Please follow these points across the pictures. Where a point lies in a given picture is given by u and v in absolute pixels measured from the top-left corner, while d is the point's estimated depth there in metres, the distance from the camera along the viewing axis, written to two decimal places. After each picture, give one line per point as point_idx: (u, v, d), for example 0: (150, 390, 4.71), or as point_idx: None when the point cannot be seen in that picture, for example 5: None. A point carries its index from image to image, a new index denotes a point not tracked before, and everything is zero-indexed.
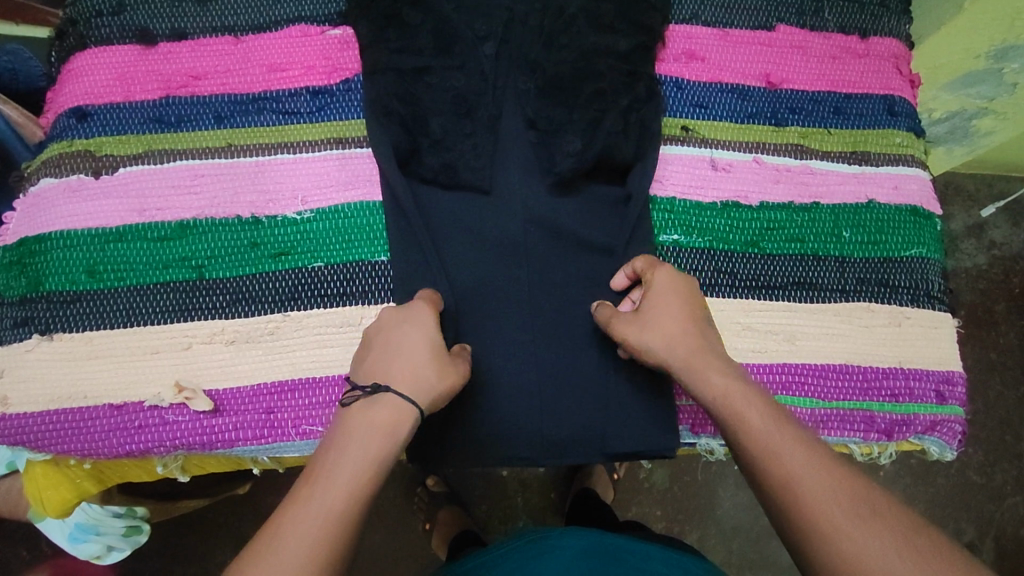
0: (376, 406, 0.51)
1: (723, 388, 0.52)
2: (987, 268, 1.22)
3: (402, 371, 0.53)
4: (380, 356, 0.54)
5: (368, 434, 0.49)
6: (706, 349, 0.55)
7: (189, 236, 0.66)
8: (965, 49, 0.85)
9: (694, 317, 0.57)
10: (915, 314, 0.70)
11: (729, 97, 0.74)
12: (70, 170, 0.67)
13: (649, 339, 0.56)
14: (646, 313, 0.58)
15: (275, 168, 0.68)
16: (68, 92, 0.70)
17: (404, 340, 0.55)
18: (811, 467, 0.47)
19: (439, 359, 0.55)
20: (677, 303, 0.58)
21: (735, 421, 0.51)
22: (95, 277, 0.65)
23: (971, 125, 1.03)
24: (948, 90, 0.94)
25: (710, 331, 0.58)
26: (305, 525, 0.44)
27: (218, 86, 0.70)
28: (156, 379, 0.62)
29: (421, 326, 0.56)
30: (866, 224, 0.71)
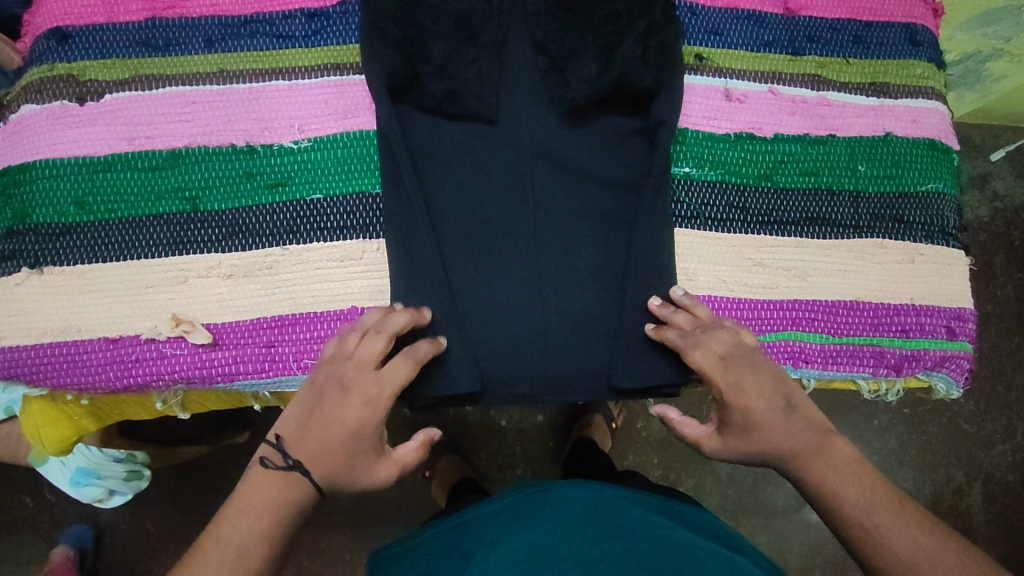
0: (278, 477, 0.53)
1: (816, 467, 0.56)
2: (989, 220, 1.20)
3: (316, 448, 0.54)
4: (312, 439, 0.54)
5: (272, 496, 0.52)
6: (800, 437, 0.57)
7: (182, 165, 0.63)
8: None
9: (773, 421, 0.57)
10: (929, 250, 0.68)
11: (746, 24, 0.70)
12: (52, 95, 0.63)
13: (746, 458, 0.59)
14: (732, 433, 0.59)
15: (270, 94, 0.65)
16: (45, 12, 0.65)
17: (337, 438, 0.54)
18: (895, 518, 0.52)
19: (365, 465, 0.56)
20: (755, 413, 0.58)
21: (829, 490, 0.55)
22: (84, 209, 0.62)
23: (985, 68, 0.99)
24: (965, 28, 0.90)
25: (791, 418, 0.58)
26: (217, 560, 0.49)
27: (208, 7, 0.66)
28: (152, 312, 0.60)
29: (360, 428, 0.55)
30: (883, 158, 0.69)
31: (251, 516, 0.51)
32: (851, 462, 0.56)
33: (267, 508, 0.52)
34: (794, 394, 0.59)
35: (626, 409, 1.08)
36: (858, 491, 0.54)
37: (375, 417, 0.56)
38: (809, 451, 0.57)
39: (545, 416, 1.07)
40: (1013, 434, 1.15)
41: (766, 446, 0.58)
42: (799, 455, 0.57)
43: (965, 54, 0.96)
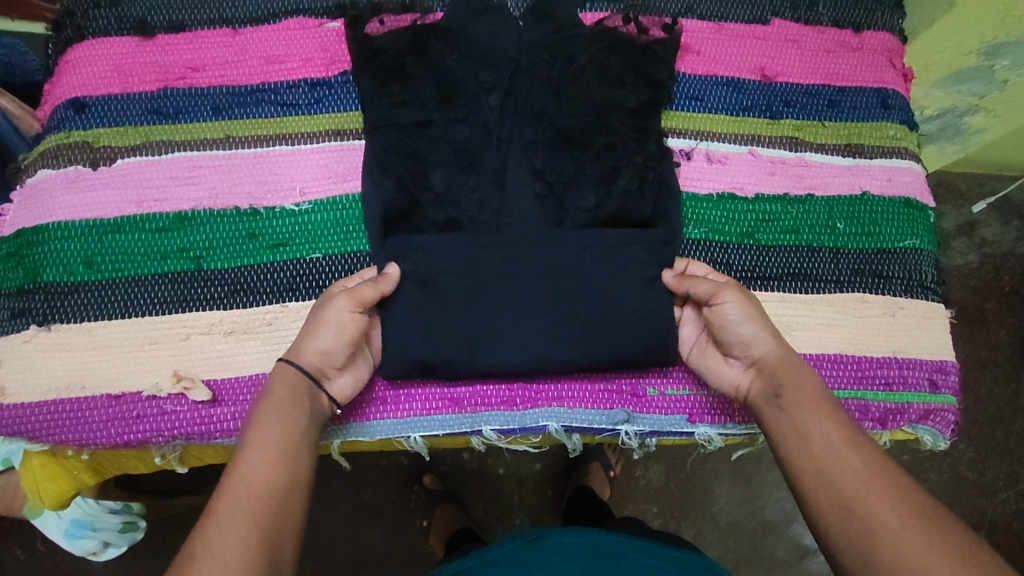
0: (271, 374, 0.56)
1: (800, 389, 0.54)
2: (979, 266, 1.23)
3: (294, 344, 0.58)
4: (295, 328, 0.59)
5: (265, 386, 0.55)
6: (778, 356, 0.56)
7: (187, 227, 0.66)
8: (957, 45, 0.87)
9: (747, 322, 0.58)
10: (909, 304, 0.70)
11: (726, 90, 0.74)
12: (67, 161, 0.67)
13: (744, 324, 0.58)
14: (747, 297, 0.59)
15: (274, 159, 0.68)
16: (64, 83, 0.70)
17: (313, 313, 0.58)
18: (867, 472, 0.48)
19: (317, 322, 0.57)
20: (756, 303, 0.61)
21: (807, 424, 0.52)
22: (92, 269, 0.64)
23: (963, 122, 1.03)
24: (940, 86, 0.94)
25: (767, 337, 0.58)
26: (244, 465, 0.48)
27: (216, 77, 0.70)
28: (155, 369, 0.62)
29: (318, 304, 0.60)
30: (861, 216, 0.72)
31: (241, 507, 0.46)
32: (822, 395, 0.53)
33: (259, 492, 0.47)
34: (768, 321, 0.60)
35: (623, 456, 1.08)
36: (827, 431, 0.51)
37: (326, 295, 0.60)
38: (791, 357, 0.56)
39: (543, 464, 1.06)
40: (1015, 481, 1.15)
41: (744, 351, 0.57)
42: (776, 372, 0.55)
43: (942, 109, 1.00)
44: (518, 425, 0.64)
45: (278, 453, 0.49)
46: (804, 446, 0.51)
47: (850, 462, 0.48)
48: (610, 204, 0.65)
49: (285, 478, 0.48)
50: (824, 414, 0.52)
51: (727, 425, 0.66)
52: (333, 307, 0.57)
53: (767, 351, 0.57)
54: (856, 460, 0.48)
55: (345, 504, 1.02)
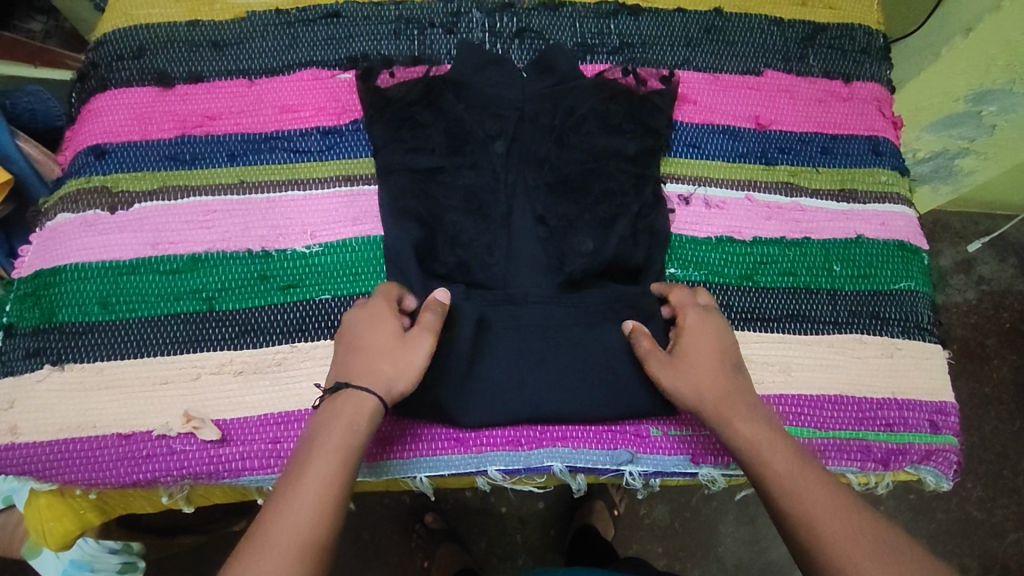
0: (343, 402, 0.54)
1: (749, 427, 0.56)
2: (978, 304, 1.24)
3: (370, 368, 0.55)
4: (371, 355, 0.56)
5: (344, 416, 0.53)
6: (725, 392, 0.58)
7: (200, 269, 0.68)
8: (945, 92, 0.90)
9: (701, 359, 0.60)
10: (906, 345, 0.72)
11: (722, 138, 0.77)
12: (86, 205, 0.69)
13: (675, 386, 0.59)
14: (673, 357, 0.60)
15: (286, 204, 0.71)
16: (86, 130, 0.73)
17: (393, 344, 0.57)
18: (829, 502, 0.50)
19: (409, 361, 0.56)
20: (695, 343, 0.61)
21: (761, 464, 0.54)
22: (107, 309, 0.66)
23: (954, 164, 1.06)
24: (931, 130, 0.98)
25: (718, 373, 0.59)
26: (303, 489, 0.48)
27: (232, 125, 0.73)
28: (164, 409, 0.63)
29: (391, 331, 0.58)
30: (856, 259, 0.74)
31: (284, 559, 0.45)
32: (773, 431, 0.56)
33: (301, 542, 0.46)
34: (729, 355, 0.61)
35: (627, 495, 1.07)
36: (790, 465, 0.53)
37: (397, 321, 0.59)
38: (730, 400, 0.58)
39: (546, 502, 1.06)
40: None
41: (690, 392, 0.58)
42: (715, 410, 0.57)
43: (934, 152, 1.03)
44: (524, 465, 0.64)
45: (324, 499, 0.48)
46: (767, 487, 0.53)
47: (816, 495, 0.51)
48: (612, 245, 0.68)
49: (330, 526, 0.48)
50: (781, 450, 0.54)
51: (731, 466, 0.66)
52: (420, 350, 0.57)
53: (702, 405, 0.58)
54: (815, 489, 0.51)
55: (346, 543, 1.01)
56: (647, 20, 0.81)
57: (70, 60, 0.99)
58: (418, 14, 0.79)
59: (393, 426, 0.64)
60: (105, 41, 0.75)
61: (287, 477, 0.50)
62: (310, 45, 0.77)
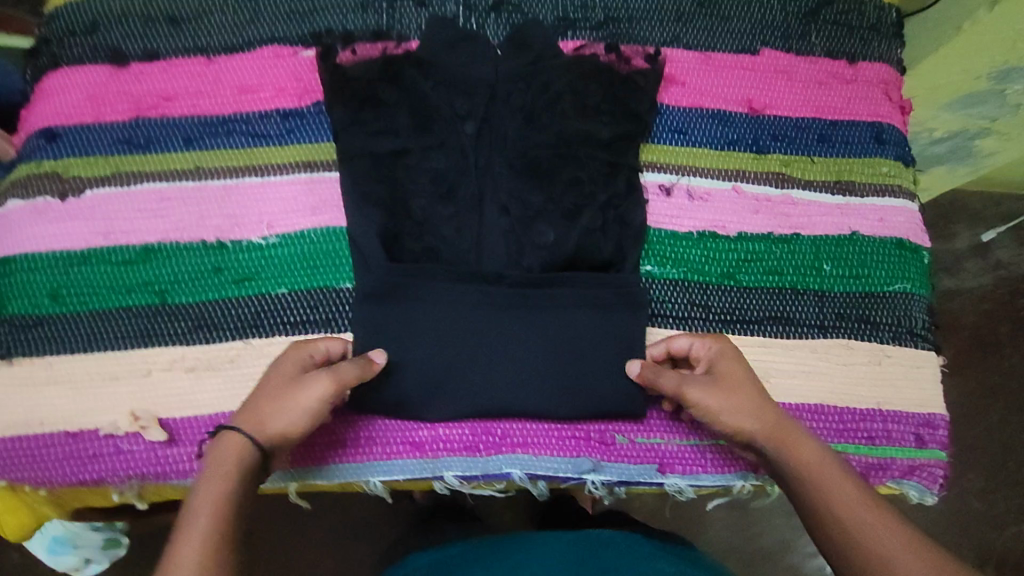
0: (221, 451, 0.50)
1: (805, 460, 0.53)
2: (994, 292, 1.18)
3: (261, 408, 0.52)
4: (260, 393, 0.53)
5: (213, 464, 0.49)
6: (774, 425, 0.55)
7: (153, 260, 0.65)
8: (965, 69, 0.83)
9: (746, 390, 0.56)
10: (897, 352, 0.67)
11: (710, 123, 0.72)
12: (37, 192, 0.67)
13: (721, 415, 0.55)
14: (713, 384, 0.56)
15: (243, 191, 0.67)
16: (39, 111, 0.69)
17: (288, 384, 0.53)
18: (901, 540, 0.47)
19: (299, 402, 0.52)
20: (734, 372, 0.57)
21: (820, 502, 0.51)
22: (57, 301, 0.64)
23: (974, 144, 0.98)
24: (949, 108, 0.90)
25: (764, 403, 0.56)
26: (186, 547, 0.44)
27: (188, 107, 0.70)
28: (113, 406, 0.61)
29: (291, 372, 0.54)
30: (848, 256, 0.69)
31: None
32: (828, 462, 0.53)
33: None
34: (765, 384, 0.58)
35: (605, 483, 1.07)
36: (850, 500, 0.50)
37: (304, 364, 0.55)
38: (779, 433, 0.54)
39: None
40: None
41: (736, 426, 0.55)
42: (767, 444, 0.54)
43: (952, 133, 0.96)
44: (481, 472, 0.61)
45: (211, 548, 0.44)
46: (834, 526, 0.50)
47: (883, 531, 0.48)
48: (578, 241, 0.63)
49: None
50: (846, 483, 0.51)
51: (700, 477, 0.63)
52: (309, 391, 0.52)
53: (752, 433, 0.55)
54: (886, 522, 0.48)
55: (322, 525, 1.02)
56: None
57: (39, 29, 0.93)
58: None
59: (343, 429, 0.61)
60: (58, 15, 0.71)
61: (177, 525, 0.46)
62: (272, 20, 0.72)
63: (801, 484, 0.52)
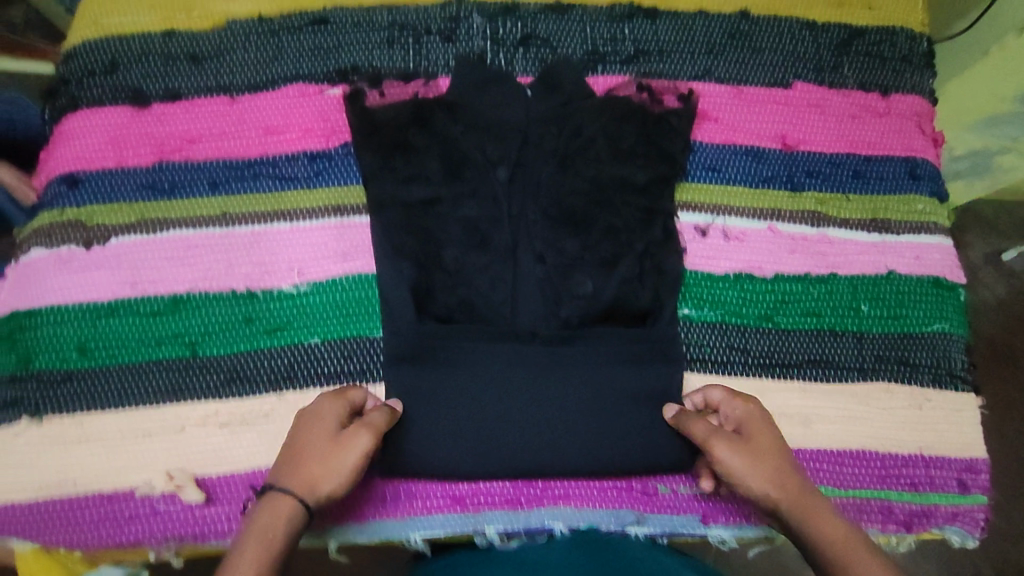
0: (267, 510, 0.49)
1: (832, 533, 0.49)
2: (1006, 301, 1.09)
3: (307, 469, 0.51)
4: (306, 452, 0.52)
5: (257, 526, 0.48)
6: (800, 491, 0.52)
7: (183, 311, 0.64)
8: (991, 92, 0.85)
9: (769, 451, 0.54)
10: (937, 396, 0.67)
11: (744, 161, 0.71)
12: (61, 240, 0.65)
13: (743, 477, 0.53)
14: (739, 444, 0.54)
15: (272, 238, 0.66)
16: (58, 155, 0.67)
17: (331, 440, 0.52)
18: None
19: (345, 459, 0.52)
20: (761, 435, 0.56)
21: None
22: (86, 355, 0.63)
23: (994, 162, 0.92)
24: (973, 129, 0.89)
25: (790, 469, 0.54)
26: None
27: (213, 150, 0.68)
28: (148, 464, 0.60)
29: (330, 424, 0.54)
30: (886, 297, 0.69)
31: None
32: (860, 540, 0.49)
33: None
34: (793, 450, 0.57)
35: None
36: None
37: (343, 416, 0.55)
38: (806, 503, 0.52)
39: None
40: None
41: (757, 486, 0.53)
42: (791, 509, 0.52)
43: (973, 151, 0.92)
44: (523, 526, 0.61)
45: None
46: None
47: None
48: (615, 290, 0.63)
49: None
50: (869, 556, 0.47)
51: (742, 527, 0.63)
52: (354, 452, 0.52)
53: (774, 498, 0.52)
54: None
55: None
56: (664, 24, 0.74)
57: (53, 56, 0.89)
58: (412, 20, 0.72)
59: (385, 484, 0.61)
60: (74, 53, 0.69)
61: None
62: (295, 57, 0.70)
63: (827, 558, 0.48)
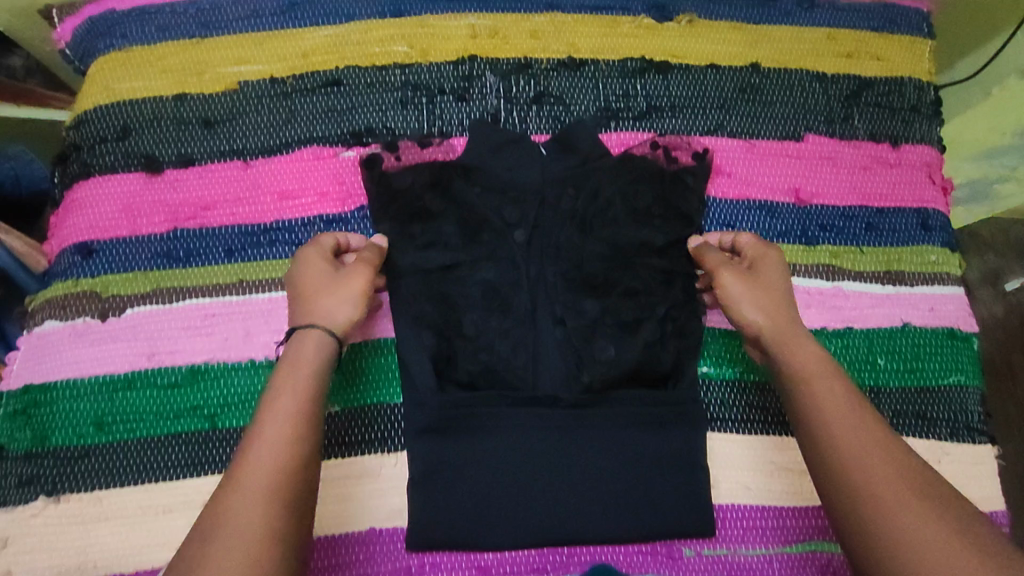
0: (291, 356, 0.54)
1: (806, 360, 0.56)
2: (1006, 321, 0.99)
3: (320, 307, 0.57)
4: (310, 292, 0.58)
5: (287, 381, 0.52)
6: (790, 325, 0.60)
7: (200, 382, 0.63)
8: (991, 126, 0.86)
9: (768, 283, 0.62)
10: (955, 450, 0.67)
11: (758, 215, 0.71)
12: (75, 312, 0.64)
13: (741, 306, 0.61)
14: (745, 277, 0.62)
15: (290, 305, 0.66)
16: (71, 224, 0.67)
17: (327, 279, 0.58)
18: (889, 474, 0.47)
19: (352, 285, 0.58)
20: (769, 275, 0.63)
21: (811, 393, 0.54)
22: (103, 430, 0.62)
23: (992, 190, 0.90)
24: (970, 159, 0.90)
25: (784, 304, 0.61)
26: (254, 460, 0.47)
27: (228, 216, 0.67)
28: (169, 543, 0.59)
29: (323, 270, 0.59)
30: (902, 350, 0.69)
31: (230, 549, 0.43)
32: (847, 386, 0.54)
33: (252, 534, 0.44)
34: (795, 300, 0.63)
35: None
36: (846, 419, 0.51)
37: (331, 258, 0.61)
38: (792, 336, 0.59)
39: None
40: None
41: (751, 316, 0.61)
42: (778, 344, 0.59)
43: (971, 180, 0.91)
44: None
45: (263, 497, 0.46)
46: (827, 457, 0.50)
47: (876, 455, 0.49)
48: (637, 353, 0.63)
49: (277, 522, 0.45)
50: (838, 386, 0.54)
51: None
52: (356, 277, 0.59)
53: (762, 326, 0.60)
54: (884, 457, 0.49)
55: None
56: (676, 78, 0.74)
57: (54, 102, 0.83)
58: (425, 80, 0.72)
59: (412, 556, 0.61)
60: (86, 119, 0.69)
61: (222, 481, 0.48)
62: (309, 119, 0.70)
63: (795, 374, 0.56)
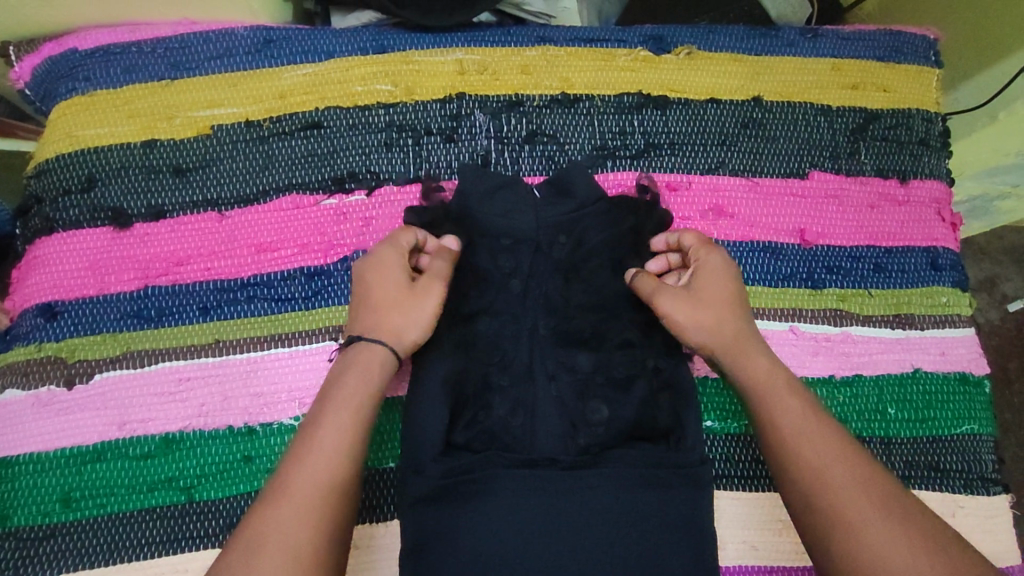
0: (358, 358, 0.54)
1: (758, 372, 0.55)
2: (1003, 327, 0.97)
3: (389, 321, 0.55)
4: (383, 300, 0.56)
5: (346, 389, 0.52)
6: (735, 331, 0.57)
7: (175, 451, 0.59)
8: (990, 147, 0.82)
9: (711, 286, 0.59)
10: (969, 502, 0.65)
11: (763, 257, 0.68)
12: (39, 379, 0.61)
13: (685, 325, 0.58)
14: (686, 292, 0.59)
15: (269, 366, 0.61)
16: (34, 283, 0.63)
17: (400, 290, 0.56)
18: (849, 477, 0.48)
19: (424, 304, 0.56)
20: (708, 279, 0.59)
21: (767, 410, 0.53)
22: (70, 507, 0.58)
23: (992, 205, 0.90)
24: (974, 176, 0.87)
25: (729, 304, 0.59)
26: (309, 468, 0.47)
27: (202, 270, 0.63)
28: None
29: (398, 279, 0.57)
30: (913, 398, 0.66)
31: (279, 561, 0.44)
32: (795, 394, 0.54)
33: (296, 549, 0.44)
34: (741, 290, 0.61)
35: None
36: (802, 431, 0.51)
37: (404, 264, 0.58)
38: (739, 343, 0.57)
39: None
40: None
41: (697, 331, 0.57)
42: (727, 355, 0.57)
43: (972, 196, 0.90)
44: None
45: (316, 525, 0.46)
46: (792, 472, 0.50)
47: (832, 464, 0.49)
48: (637, 413, 0.59)
49: (324, 549, 0.46)
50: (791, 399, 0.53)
51: None
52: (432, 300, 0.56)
53: (708, 338, 0.57)
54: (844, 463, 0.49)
55: None
56: (675, 113, 0.71)
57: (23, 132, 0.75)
58: (411, 120, 0.68)
59: None
60: (47, 169, 0.65)
61: (270, 491, 0.47)
62: (288, 165, 0.66)
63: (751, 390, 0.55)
